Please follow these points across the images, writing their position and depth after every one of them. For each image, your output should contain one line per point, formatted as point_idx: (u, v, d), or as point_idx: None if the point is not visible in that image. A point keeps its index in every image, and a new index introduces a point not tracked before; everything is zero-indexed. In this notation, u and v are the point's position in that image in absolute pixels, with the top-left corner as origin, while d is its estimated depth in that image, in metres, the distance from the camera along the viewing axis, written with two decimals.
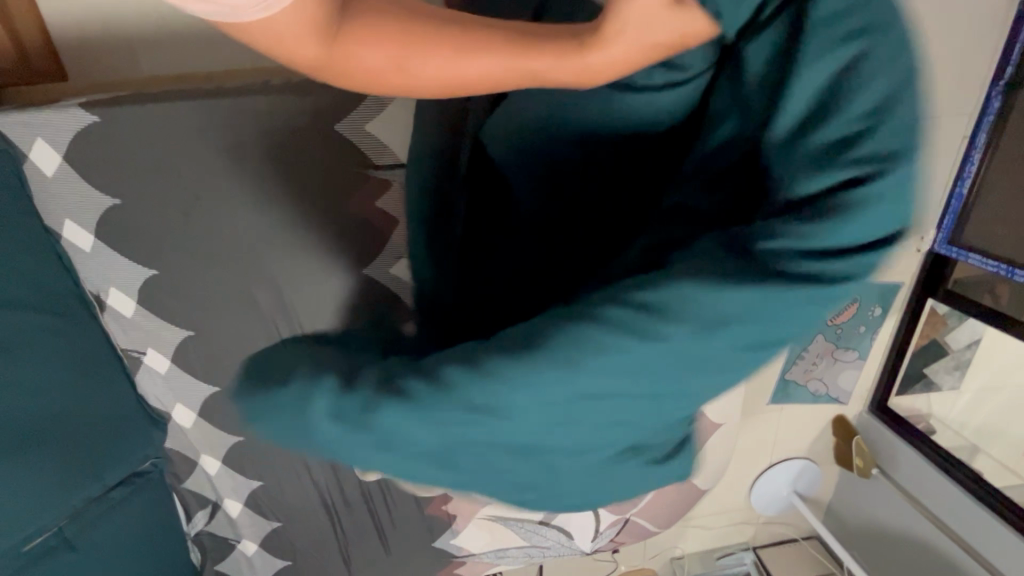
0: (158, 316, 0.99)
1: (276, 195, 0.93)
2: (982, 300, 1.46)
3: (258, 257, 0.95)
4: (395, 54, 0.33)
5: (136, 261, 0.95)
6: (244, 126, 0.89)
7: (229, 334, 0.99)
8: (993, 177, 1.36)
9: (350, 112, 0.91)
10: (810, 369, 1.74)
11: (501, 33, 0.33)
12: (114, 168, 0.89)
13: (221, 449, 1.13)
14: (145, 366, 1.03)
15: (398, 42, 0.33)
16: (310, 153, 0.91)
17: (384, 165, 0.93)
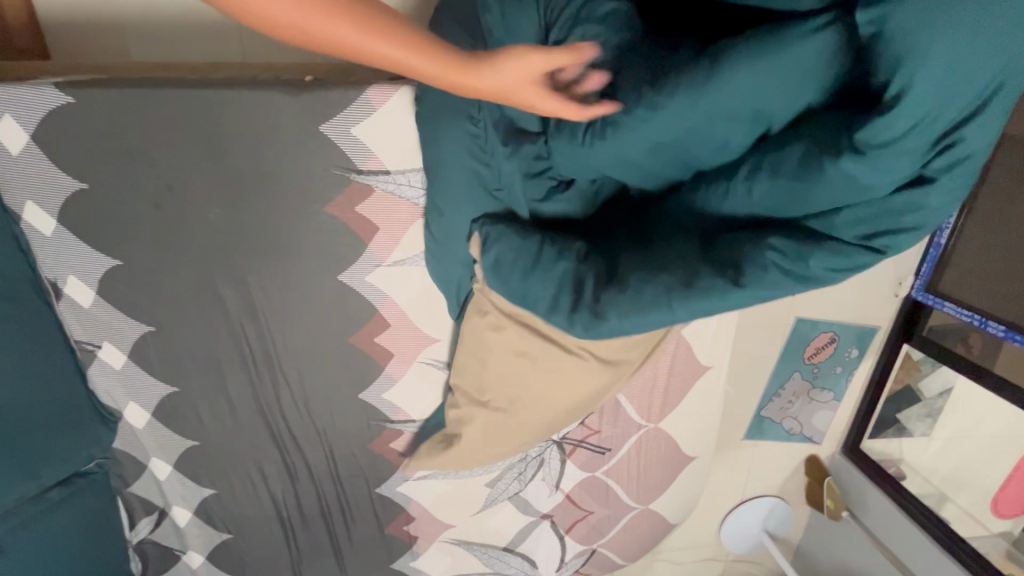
0: (118, 308, 0.95)
1: (254, 193, 0.89)
2: (956, 347, 1.50)
3: (230, 254, 0.92)
4: (329, 26, 0.47)
5: (100, 249, 0.91)
6: (226, 118, 0.85)
7: (197, 331, 0.97)
8: (971, 229, 1.42)
9: (337, 112, 0.87)
10: (785, 407, 1.77)
11: (407, 37, 0.52)
12: (85, 151, 0.85)
13: (175, 452, 1.08)
14: (98, 359, 0.99)
15: (328, 14, 0.47)
16: (292, 153, 0.88)
17: (367, 170, 0.90)
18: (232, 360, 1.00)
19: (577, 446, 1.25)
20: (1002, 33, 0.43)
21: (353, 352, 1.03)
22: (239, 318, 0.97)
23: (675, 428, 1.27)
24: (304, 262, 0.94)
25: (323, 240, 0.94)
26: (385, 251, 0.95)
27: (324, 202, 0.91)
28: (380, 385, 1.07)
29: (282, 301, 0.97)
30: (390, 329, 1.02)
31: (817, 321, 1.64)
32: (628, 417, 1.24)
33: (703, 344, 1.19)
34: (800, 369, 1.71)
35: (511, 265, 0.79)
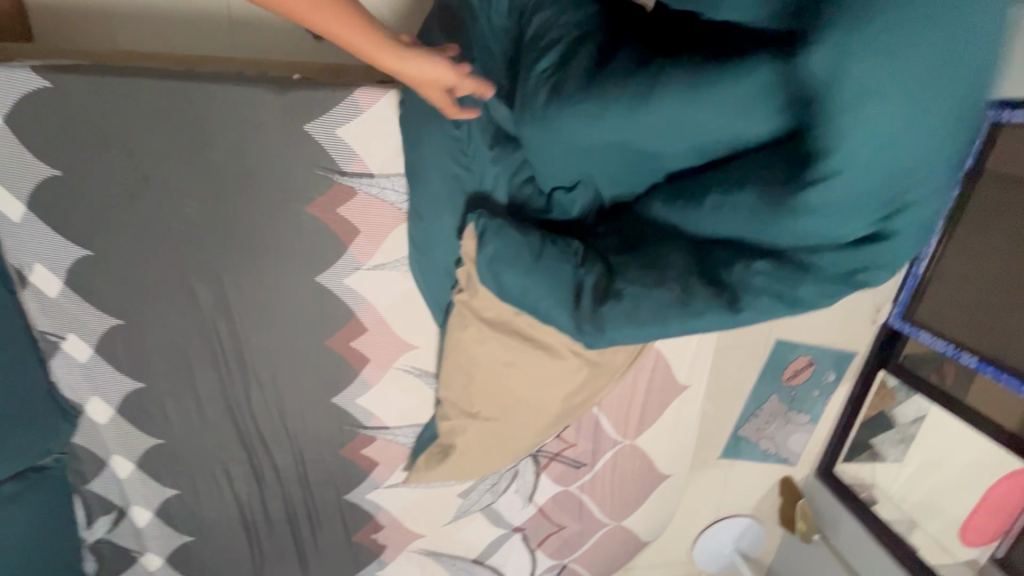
0: (86, 299, 0.92)
1: (234, 189, 0.88)
2: (930, 376, 1.54)
3: (207, 250, 0.90)
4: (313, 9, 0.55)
5: (70, 238, 0.88)
6: (208, 112, 0.84)
7: (169, 327, 0.95)
8: (947, 260, 1.48)
9: (324, 113, 0.86)
10: (762, 427, 1.80)
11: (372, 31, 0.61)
12: (60, 137, 0.83)
13: (138, 449, 1.04)
14: (62, 352, 0.96)
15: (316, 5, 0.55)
16: (275, 151, 0.87)
17: (351, 172, 0.89)
18: (204, 358, 0.98)
19: (552, 459, 1.24)
20: (935, 79, 0.51)
21: (328, 355, 1.01)
22: (213, 315, 0.95)
23: (651, 445, 1.27)
24: (281, 261, 0.93)
25: (302, 241, 0.92)
26: (365, 254, 0.94)
27: (305, 201, 0.90)
28: (354, 389, 1.05)
29: (259, 301, 0.95)
30: (367, 333, 1.01)
31: (797, 344, 1.68)
32: (604, 433, 1.23)
33: (683, 363, 1.19)
34: (778, 392, 1.74)
35: (511, 261, 0.75)
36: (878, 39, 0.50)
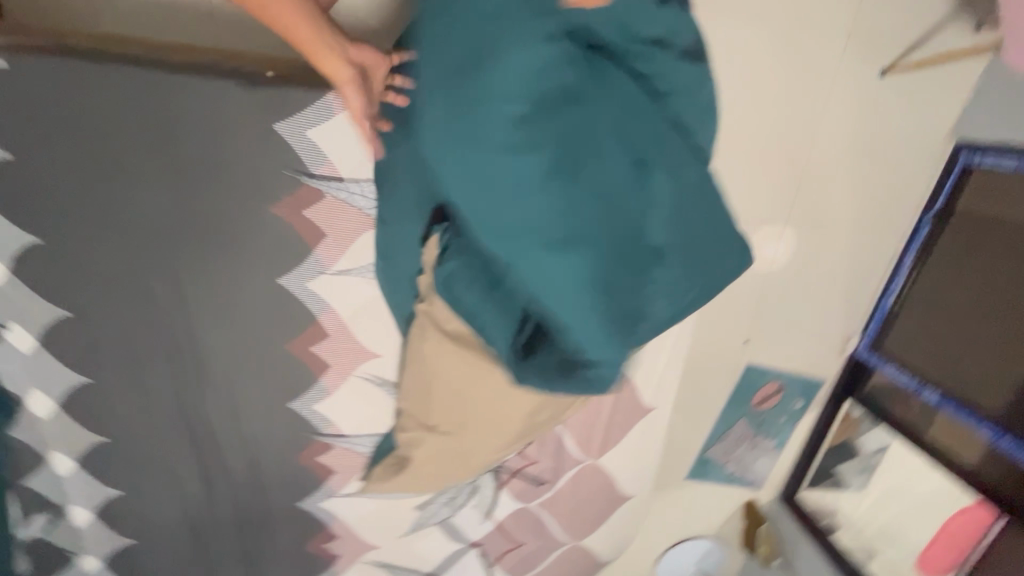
0: (32, 289, 0.88)
1: (197, 184, 0.85)
2: (895, 407, 1.62)
3: (164, 243, 0.88)
4: None
5: (19, 225, 0.84)
6: (173, 103, 0.81)
7: (121, 321, 0.92)
8: (915, 298, 1.58)
9: (295, 111, 0.84)
10: (730, 450, 1.82)
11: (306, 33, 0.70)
12: (13, 120, 0.79)
13: (80, 447, 1.00)
14: (4, 341, 0.91)
15: None
16: (242, 148, 0.84)
17: (319, 175, 0.87)
18: (156, 355, 0.95)
19: (513, 475, 1.23)
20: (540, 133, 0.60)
21: (286, 359, 0.99)
22: (169, 311, 0.92)
23: (614, 466, 1.26)
24: (243, 261, 0.90)
25: (266, 242, 0.90)
26: (330, 259, 0.92)
27: (270, 202, 0.88)
28: (313, 395, 1.03)
29: (218, 299, 0.92)
30: (329, 339, 0.98)
31: (767, 369, 1.70)
32: (567, 451, 1.22)
33: (649, 385, 1.18)
34: (747, 416, 1.76)
35: (467, 283, 0.77)
36: (493, 117, 0.60)
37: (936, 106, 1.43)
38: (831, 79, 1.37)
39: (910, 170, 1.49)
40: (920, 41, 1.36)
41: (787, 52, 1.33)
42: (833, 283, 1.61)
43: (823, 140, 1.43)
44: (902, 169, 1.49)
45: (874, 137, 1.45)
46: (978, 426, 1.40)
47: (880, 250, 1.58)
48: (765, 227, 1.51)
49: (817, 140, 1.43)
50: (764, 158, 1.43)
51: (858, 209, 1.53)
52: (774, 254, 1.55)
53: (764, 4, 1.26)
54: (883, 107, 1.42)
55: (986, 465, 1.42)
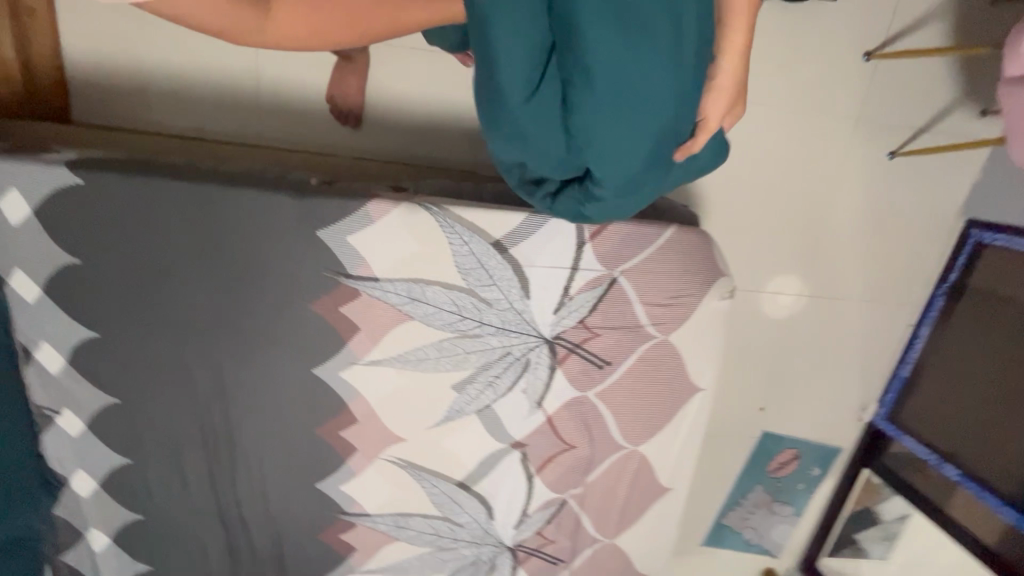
0: (85, 378, 0.92)
1: (242, 283, 0.90)
2: (913, 476, 1.63)
3: (206, 334, 0.92)
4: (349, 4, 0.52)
5: (78, 319, 0.89)
6: (230, 213, 0.87)
7: (165, 406, 0.96)
8: (931, 367, 1.60)
9: (339, 219, 0.90)
10: (746, 517, 1.83)
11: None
12: (82, 226, 0.85)
13: (116, 523, 1.03)
14: (55, 427, 0.95)
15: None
16: (292, 254, 0.90)
17: (356, 275, 0.92)
18: (197, 436, 0.99)
19: (530, 553, 1.21)
20: None
21: (315, 441, 1.03)
22: (211, 396, 0.97)
23: (631, 545, 1.26)
24: (279, 353, 0.95)
25: (301, 334, 0.94)
26: (362, 350, 0.97)
27: (310, 299, 0.92)
28: (338, 476, 1.06)
29: (257, 388, 0.97)
30: (357, 424, 1.02)
31: (782, 436, 1.74)
32: (586, 531, 1.22)
33: (666, 466, 1.19)
34: (763, 483, 1.78)
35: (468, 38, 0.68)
36: None
37: (937, 188, 1.54)
38: (830, 164, 1.49)
39: (921, 243, 1.58)
40: (926, 127, 1.47)
41: (786, 144, 1.46)
42: (849, 350, 1.66)
43: (832, 213, 1.54)
44: (914, 241, 1.58)
45: (884, 217, 1.55)
46: (1000, 510, 1.41)
47: (897, 319, 1.64)
48: (765, 300, 1.59)
49: (826, 217, 1.54)
50: (774, 232, 1.54)
51: (869, 280, 1.61)
52: (779, 311, 1.60)
53: (771, 92, 1.40)
54: (890, 185, 1.52)
55: (1004, 543, 1.44)
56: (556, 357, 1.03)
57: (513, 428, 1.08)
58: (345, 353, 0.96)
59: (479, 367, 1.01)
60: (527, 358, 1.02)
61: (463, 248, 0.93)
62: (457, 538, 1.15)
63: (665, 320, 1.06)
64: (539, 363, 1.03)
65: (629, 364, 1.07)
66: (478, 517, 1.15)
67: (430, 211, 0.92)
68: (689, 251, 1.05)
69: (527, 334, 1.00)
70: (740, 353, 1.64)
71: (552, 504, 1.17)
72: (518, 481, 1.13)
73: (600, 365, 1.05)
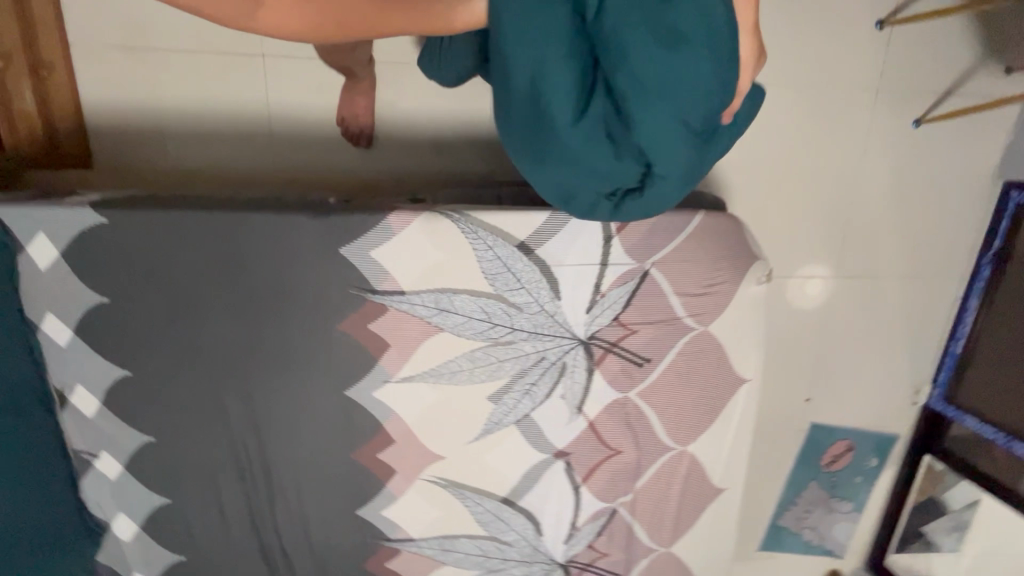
0: (121, 419, 0.92)
1: (269, 309, 0.89)
2: (979, 459, 1.57)
3: (236, 364, 0.91)
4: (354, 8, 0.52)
5: (111, 360, 0.89)
6: (252, 239, 0.87)
7: (201, 442, 0.94)
8: (986, 340, 1.56)
9: (362, 235, 0.88)
10: (803, 517, 1.74)
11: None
12: (109, 264, 0.85)
13: (159, 567, 1.01)
14: (94, 470, 0.94)
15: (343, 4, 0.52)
16: (317, 275, 0.89)
17: (382, 290, 0.90)
18: (234, 469, 0.97)
19: (583, 570, 1.15)
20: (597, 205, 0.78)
21: (353, 466, 1.00)
22: (245, 428, 0.95)
23: (688, 553, 1.20)
24: (310, 378, 0.93)
25: (332, 357, 0.93)
26: (395, 366, 0.94)
27: (338, 319, 0.91)
28: (379, 502, 1.03)
29: (291, 416, 0.95)
30: (395, 445, 0.99)
31: (832, 427, 1.66)
32: (640, 541, 1.16)
33: (719, 465, 1.14)
34: (818, 479, 1.69)
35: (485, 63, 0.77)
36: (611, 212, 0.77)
37: (968, 152, 1.48)
38: (854, 138, 1.44)
39: (957, 211, 1.52)
40: (949, 91, 1.43)
41: (806, 121, 1.41)
42: (894, 330, 1.60)
43: (861, 189, 1.48)
44: (951, 211, 1.52)
45: (916, 188, 1.49)
46: None
47: (942, 293, 1.59)
48: (801, 285, 1.53)
49: (855, 194, 1.48)
50: (802, 215, 1.48)
51: (907, 255, 1.55)
52: (816, 295, 1.54)
53: (786, 71, 1.37)
54: (919, 154, 1.47)
55: None
56: (593, 358, 0.99)
57: (555, 437, 1.03)
58: (378, 371, 0.94)
59: (514, 376, 0.98)
60: (563, 362, 0.98)
61: (488, 253, 0.91)
62: (506, 558, 1.11)
63: (703, 310, 1.02)
64: (576, 366, 0.99)
65: (670, 360, 1.03)
66: (525, 534, 1.10)
67: (451, 218, 0.90)
68: (721, 237, 1.02)
69: (561, 336, 0.97)
70: (780, 344, 1.57)
71: (601, 515, 1.12)
72: (564, 493, 1.08)
73: (640, 363, 1.01)
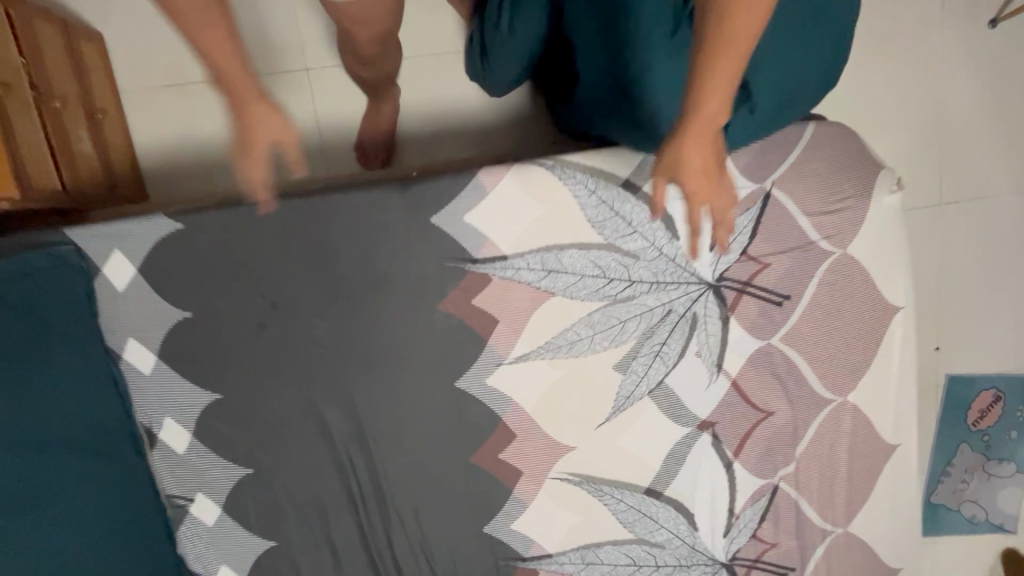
0: (216, 452, 0.81)
1: (364, 300, 0.80)
2: None
3: (333, 370, 0.81)
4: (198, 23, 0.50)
5: (198, 384, 0.80)
6: (336, 224, 0.79)
7: (304, 466, 0.83)
8: None
9: (453, 200, 0.80)
10: (959, 490, 1.46)
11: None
12: (189, 275, 0.77)
13: None
14: (189, 517, 0.82)
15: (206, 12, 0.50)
16: (411, 252, 0.80)
17: (483, 258, 0.81)
18: (343, 495, 0.84)
19: (752, 568, 0.96)
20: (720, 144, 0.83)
21: (474, 473, 0.87)
22: (351, 443, 0.83)
23: (867, 532, 1.00)
24: (415, 373, 0.82)
25: (435, 345, 0.82)
26: (507, 345, 0.83)
27: (438, 299, 0.81)
28: (507, 512, 0.88)
29: (400, 421, 0.83)
30: (518, 440, 0.86)
31: (972, 376, 1.45)
32: (809, 523, 0.97)
33: (884, 417, 0.97)
34: (968, 440, 1.44)
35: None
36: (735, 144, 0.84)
37: None
38: (927, 54, 1.34)
39: None
40: None
41: (869, 47, 1.33)
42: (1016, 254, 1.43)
43: (946, 107, 1.36)
44: None
45: (1007, 95, 1.37)
46: None
47: None
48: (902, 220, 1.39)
49: (940, 113, 1.36)
50: (887, 145, 1.36)
51: (1014, 170, 1.40)
52: (921, 229, 1.39)
53: None
54: (1004, 58, 1.35)
55: None
56: (726, 303, 0.86)
57: (696, 405, 0.89)
58: (489, 353, 0.83)
59: (640, 336, 0.85)
60: (693, 312, 0.86)
61: (592, 198, 0.82)
62: (660, 565, 0.93)
63: (838, 230, 0.89)
64: (708, 316, 0.86)
65: (810, 295, 0.89)
66: (678, 532, 0.93)
67: (545, 165, 0.81)
68: (839, 149, 0.90)
69: (686, 281, 0.85)
70: None
71: (762, 495, 0.95)
72: (715, 473, 0.92)
73: (779, 301, 0.88)
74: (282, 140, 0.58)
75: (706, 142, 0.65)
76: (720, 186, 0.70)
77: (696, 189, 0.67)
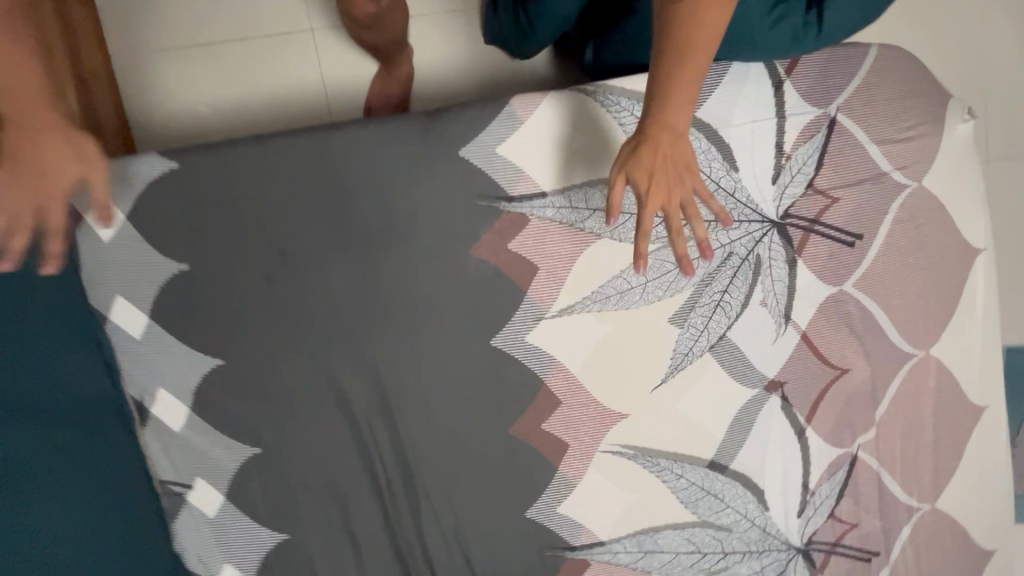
0: (218, 428, 0.70)
1: (385, 247, 0.70)
2: None
3: (351, 329, 0.71)
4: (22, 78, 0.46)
5: (197, 348, 0.69)
6: (353, 161, 0.70)
7: (320, 443, 0.72)
8: None
9: (484, 131, 0.71)
10: None
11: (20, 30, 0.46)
12: (187, 221, 0.68)
13: None
14: (185, 507, 0.70)
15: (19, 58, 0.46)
16: (438, 190, 0.70)
17: (519, 196, 0.71)
18: (365, 475, 0.73)
19: (831, 554, 0.83)
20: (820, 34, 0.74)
21: (514, 447, 0.75)
22: (374, 415, 0.72)
23: (957, 508, 0.88)
24: (445, 331, 0.72)
25: (467, 296, 0.72)
26: (548, 296, 0.73)
27: (469, 243, 0.71)
28: (553, 492, 0.77)
29: (429, 388, 0.73)
30: (563, 406, 0.75)
31: None
32: (893, 499, 0.85)
33: (970, 373, 0.85)
34: None
35: None
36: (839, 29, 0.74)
37: None
38: None
39: None
40: None
41: None
42: None
43: None
44: None
45: None
46: None
47: None
48: None
49: None
50: None
51: None
52: None
53: None
54: None
55: None
56: (793, 244, 0.76)
57: (763, 363, 0.79)
58: (529, 305, 0.73)
59: (698, 284, 0.75)
60: (756, 255, 0.76)
61: None
62: (728, 552, 0.80)
63: (911, 160, 0.80)
64: (774, 260, 0.76)
65: (885, 234, 0.79)
66: (747, 513, 0.81)
67: (588, 92, 0.73)
68: (907, 72, 0.81)
69: (747, 220, 0.75)
70: None
71: (839, 466, 0.83)
72: (785, 442, 0.81)
73: (850, 242, 0.78)
74: (91, 179, 0.51)
75: (661, 147, 0.62)
76: (678, 192, 0.62)
77: (652, 186, 0.61)
